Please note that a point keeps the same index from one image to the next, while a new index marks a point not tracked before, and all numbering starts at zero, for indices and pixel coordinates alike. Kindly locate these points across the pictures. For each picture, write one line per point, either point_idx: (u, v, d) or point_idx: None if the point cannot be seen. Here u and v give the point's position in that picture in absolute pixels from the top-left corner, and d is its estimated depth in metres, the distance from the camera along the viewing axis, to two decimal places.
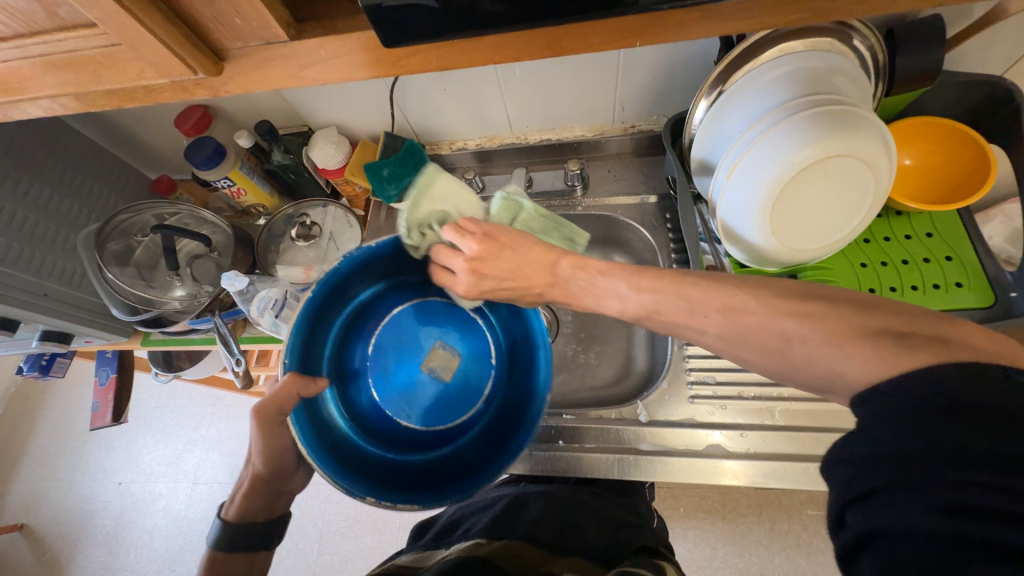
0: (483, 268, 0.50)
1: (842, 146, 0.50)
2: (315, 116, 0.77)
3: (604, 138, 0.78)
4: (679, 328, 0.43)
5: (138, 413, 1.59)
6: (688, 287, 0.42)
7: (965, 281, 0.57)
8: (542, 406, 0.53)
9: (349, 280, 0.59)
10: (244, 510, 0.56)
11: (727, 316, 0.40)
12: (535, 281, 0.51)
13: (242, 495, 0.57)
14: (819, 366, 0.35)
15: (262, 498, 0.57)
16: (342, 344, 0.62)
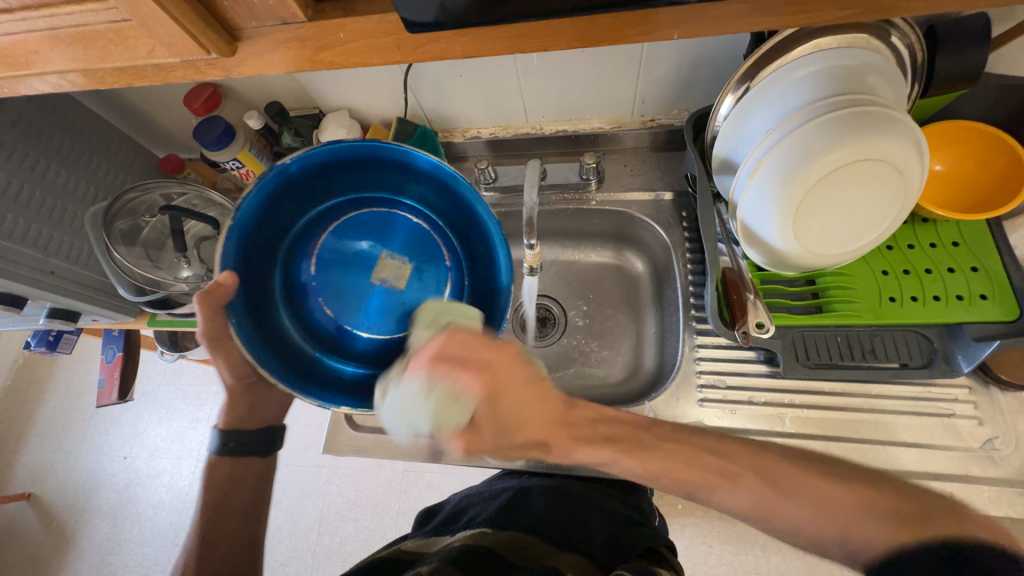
0: (503, 392, 0.50)
1: (870, 149, 0.48)
2: (326, 98, 0.75)
3: (621, 131, 0.76)
4: (711, 489, 0.47)
5: (143, 389, 1.60)
6: (706, 456, 0.48)
7: (990, 293, 0.55)
8: (508, 300, 0.57)
9: (280, 198, 0.55)
10: (233, 419, 0.62)
11: (760, 478, 0.45)
12: (545, 409, 0.53)
13: (228, 405, 0.62)
14: (857, 542, 0.40)
15: (246, 404, 0.63)
16: (287, 262, 0.60)
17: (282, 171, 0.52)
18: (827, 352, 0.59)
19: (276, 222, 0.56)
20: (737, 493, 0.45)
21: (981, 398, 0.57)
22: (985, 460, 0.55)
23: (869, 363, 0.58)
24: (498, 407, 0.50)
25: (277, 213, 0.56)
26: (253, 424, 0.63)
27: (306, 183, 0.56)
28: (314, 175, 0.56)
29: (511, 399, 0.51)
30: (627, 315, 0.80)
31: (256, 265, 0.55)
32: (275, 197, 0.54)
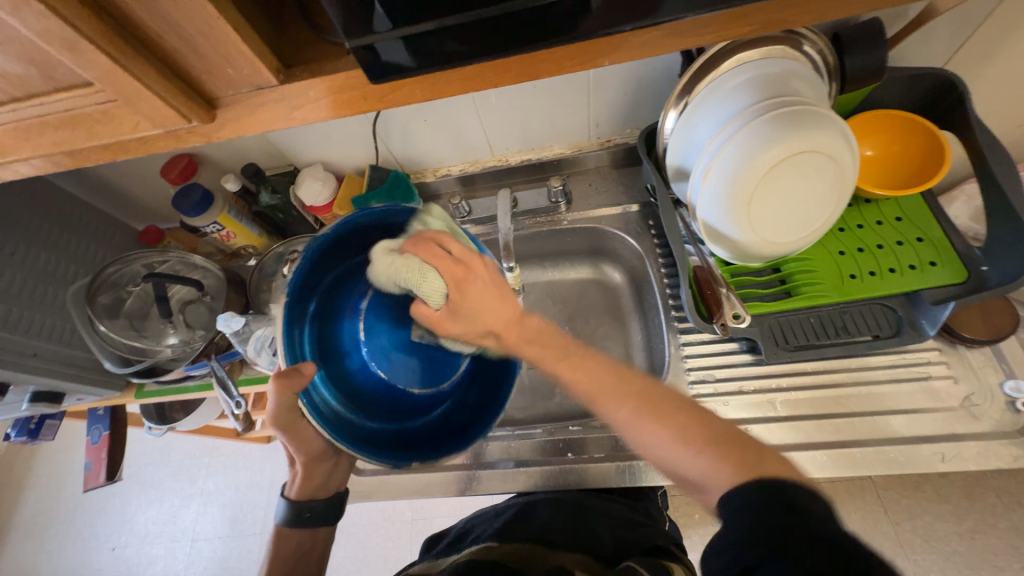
0: (467, 283, 0.49)
1: (805, 143, 0.53)
2: (300, 154, 0.79)
3: (581, 153, 0.81)
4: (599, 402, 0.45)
5: (130, 471, 1.53)
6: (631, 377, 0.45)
7: (937, 259, 0.60)
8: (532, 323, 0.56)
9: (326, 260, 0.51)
10: (304, 491, 0.62)
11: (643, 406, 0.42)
12: (500, 318, 0.51)
13: (301, 477, 0.61)
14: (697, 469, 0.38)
15: (322, 476, 0.63)
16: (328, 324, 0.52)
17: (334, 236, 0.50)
18: (803, 334, 0.62)
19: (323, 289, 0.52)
20: (619, 409, 0.43)
21: (953, 359, 0.60)
22: (967, 417, 0.57)
23: (843, 340, 0.61)
24: (466, 293, 0.49)
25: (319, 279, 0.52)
26: (326, 487, 0.63)
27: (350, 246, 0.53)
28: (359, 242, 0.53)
29: (474, 310, 0.49)
30: (613, 326, 0.83)
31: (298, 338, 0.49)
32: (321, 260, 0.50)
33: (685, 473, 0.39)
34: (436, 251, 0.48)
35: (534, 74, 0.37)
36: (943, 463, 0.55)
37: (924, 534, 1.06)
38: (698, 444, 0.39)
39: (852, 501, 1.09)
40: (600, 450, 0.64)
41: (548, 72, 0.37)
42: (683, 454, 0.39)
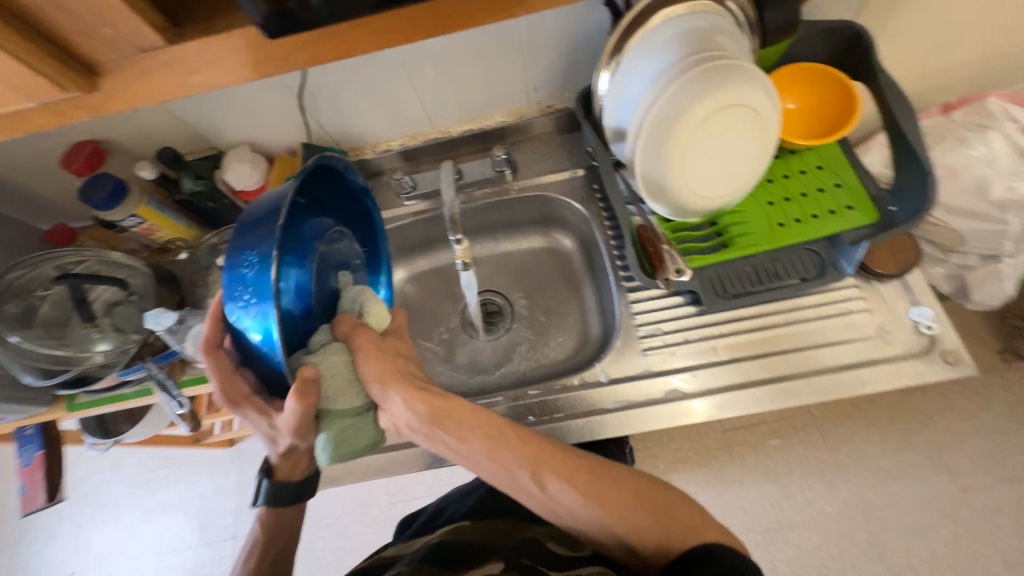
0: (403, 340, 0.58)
1: (729, 96, 0.55)
2: (224, 135, 0.74)
3: (523, 120, 0.81)
4: (546, 472, 0.52)
5: (79, 492, 1.45)
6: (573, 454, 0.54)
7: (853, 203, 0.65)
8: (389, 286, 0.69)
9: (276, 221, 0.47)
10: (282, 475, 0.63)
11: (593, 477, 0.53)
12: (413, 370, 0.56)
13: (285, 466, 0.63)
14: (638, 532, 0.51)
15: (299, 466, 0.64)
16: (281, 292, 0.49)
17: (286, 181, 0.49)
18: (738, 282, 0.66)
19: (249, 231, 0.48)
20: (571, 482, 0.52)
21: (869, 293, 0.65)
22: (881, 343, 0.63)
23: (775, 284, 0.66)
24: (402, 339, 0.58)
25: (251, 221, 0.48)
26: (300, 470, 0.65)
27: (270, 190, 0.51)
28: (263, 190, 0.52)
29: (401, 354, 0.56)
30: (567, 291, 0.84)
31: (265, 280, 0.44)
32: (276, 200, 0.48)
33: (617, 529, 0.51)
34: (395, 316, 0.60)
35: (449, 24, 0.35)
36: (862, 387, 0.61)
37: (855, 456, 1.19)
38: (631, 508, 0.51)
39: (797, 437, 1.22)
40: (558, 411, 0.66)
41: (464, 22, 0.35)
42: (621, 518, 0.51)
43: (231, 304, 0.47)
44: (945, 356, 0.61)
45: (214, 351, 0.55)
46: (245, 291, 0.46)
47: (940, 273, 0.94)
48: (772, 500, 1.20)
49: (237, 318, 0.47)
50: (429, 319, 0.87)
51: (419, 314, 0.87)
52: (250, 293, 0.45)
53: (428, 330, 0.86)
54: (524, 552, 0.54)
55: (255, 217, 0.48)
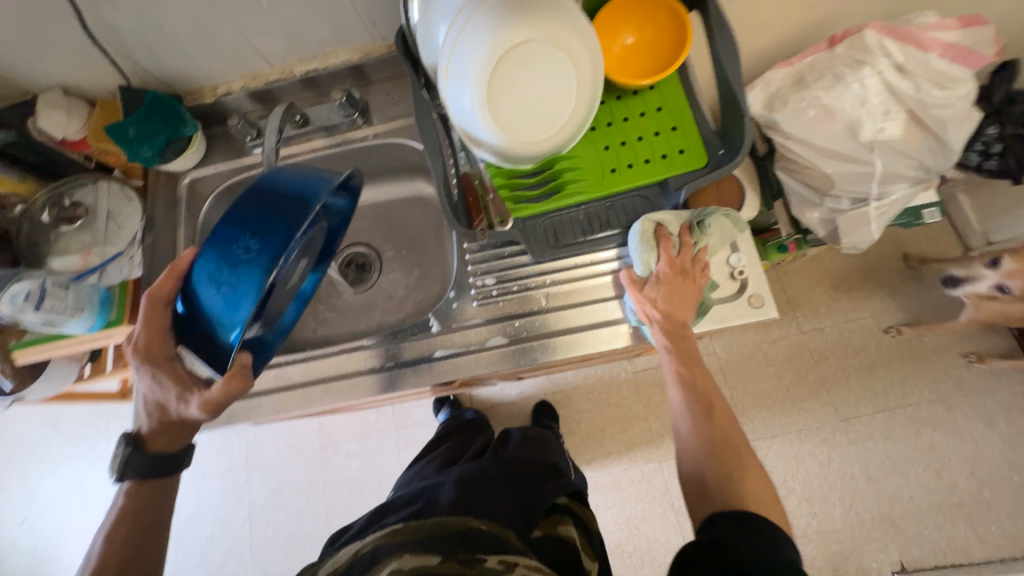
0: (683, 287, 0.61)
1: (527, 33, 0.53)
2: (29, 79, 0.68)
3: (370, 59, 0.75)
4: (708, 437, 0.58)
5: (25, 446, 1.59)
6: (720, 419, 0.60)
7: (686, 147, 0.64)
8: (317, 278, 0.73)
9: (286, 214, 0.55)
10: (160, 443, 0.70)
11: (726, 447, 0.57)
12: (680, 310, 0.61)
13: (168, 431, 0.70)
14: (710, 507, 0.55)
15: (176, 433, 0.71)
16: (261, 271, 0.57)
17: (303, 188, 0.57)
18: (568, 232, 0.66)
19: (253, 216, 0.56)
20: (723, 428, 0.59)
21: None
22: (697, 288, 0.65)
23: (602, 234, 0.66)
24: (683, 283, 0.62)
25: (271, 211, 0.55)
26: (178, 440, 0.71)
27: (284, 183, 0.58)
28: (276, 180, 0.58)
29: (676, 305, 0.61)
30: (433, 242, 0.84)
31: (248, 283, 0.54)
32: (283, 205, 0.56)
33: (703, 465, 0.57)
34: (678, 257, 0.61)
35: None
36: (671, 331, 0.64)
37: (751, 392, 1.37)
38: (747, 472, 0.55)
39: None
40: (392, 359, 0.71)
41: None
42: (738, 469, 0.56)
43: (211, 269, 0.56)
44: (752, 300, 0.62)
45: (160, 304, 0.63)
46: (229, 274, 0.55)
47: (814, 218, 0.94)
48: (669, 432, 1.38)
49: (210, 286, 0.56)
50: None
51: None
52: (231, 279, 0.55)
53: None
54: (463, 547, 0.58)
55: (279, 197, 0.56)
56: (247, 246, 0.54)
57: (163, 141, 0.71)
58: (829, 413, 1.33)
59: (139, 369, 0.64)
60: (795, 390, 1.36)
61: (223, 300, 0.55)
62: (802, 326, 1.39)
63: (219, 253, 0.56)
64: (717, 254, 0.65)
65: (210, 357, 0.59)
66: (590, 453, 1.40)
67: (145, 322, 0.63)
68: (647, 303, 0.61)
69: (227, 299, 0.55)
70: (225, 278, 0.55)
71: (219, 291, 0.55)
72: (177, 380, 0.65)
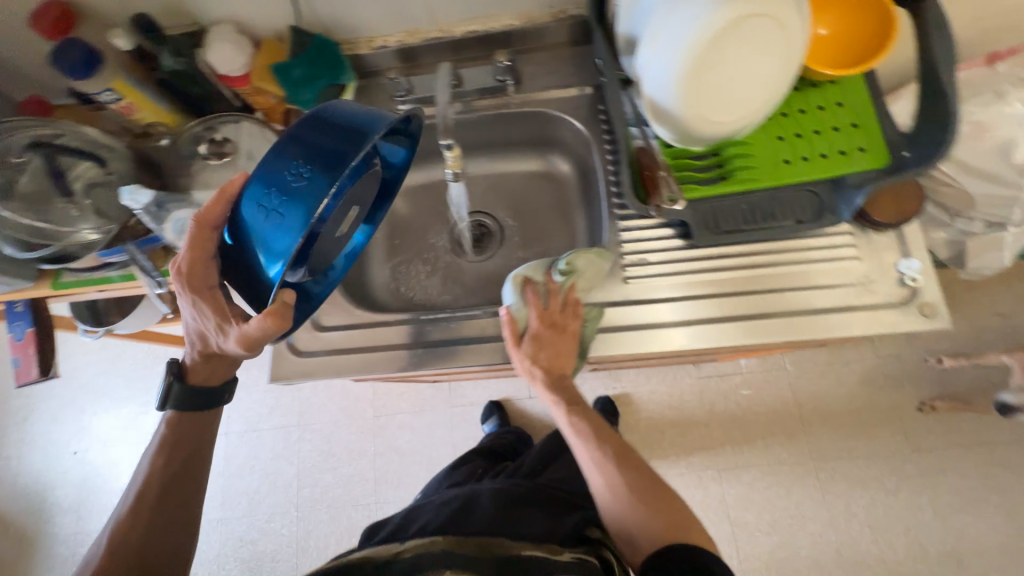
0: (560, 331, 0.65)
1: (755, 5, 0.50)
2: (204, 10, 0.68)
3: (532, 26, 0.74)
4: (625, 471, 0.62)
5: (81, 381, 1.62)
6: (631, 454, 0.64)
7: (866, 146, 0.62)
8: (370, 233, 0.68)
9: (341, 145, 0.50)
10: (199, 375, 0.65)
11: (637, 483, 0.61)
12: (560, 360, 0.64)
13: (205, 365, 0.65)
14: (639, 539, 0.58)
15: (214, 367, 0.65)
16: None
17: (364, 120, 0.52)
18: (732, 219, 0.64)
19: (311, 144, 0.52)
20: (632, 469, 0.63)
21: (861, 241, 0.65)
22: (864, 291, 0.63)
23: (769, 225, 0.64)
24: (560, 328, 0.65)
25: (326, 140, 0.51)
26: (216, 375, 0.66)
27: (340, 116, 0.53)
28: (335, 111, 0.54)
29: (553, 354, 0.64)
30: (559, 219, 0.83)
31: (298, 211, 0.49)
32: (343, 136, 0.51)
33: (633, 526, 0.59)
34: (552, 302, 0.64)
35: None
36: (834, 330, 0.63)
37: (820, 411, 1.35)
38: (656, 503, 0.59)
39: (765, 387, 1.38)
40: None
41: None
42: (655, 511, 0.59)
43: (260, 195, 0.52)
44: (922, 308, 0.62)
45: (205, 229, 0.55)
46: (280, 201, 0.51)
47: (940, 238, 0.92)
48: (733, 443, 1.35)
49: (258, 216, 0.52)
50: (418, 238, 0.86)
51: (411, 227, 0.87)
52: (280, 206, 0.50)
53: (417, 249, 0.85)
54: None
55: (336, 127, 0.52)
56: (301, 173, 0.50)
57: (322, 86, 0.71)
58: (900, 441, 1.30)
59: (179, 297, 0.57)
60: (866, 414, 1.33)
61: (269, 228, 0.51)
62: (879, 350, 1.36)
63: (271, 179, 0.52)
64: (884, 258, 0.64)
65: (256, 292, 0.54)
66: (650, 456, 1.37)
67: (188, 246, 0.55)
68: (533, 355, 0.64)
69: (277, 228, 0.51)
70: (274, 205, 0.51)
71: (264, 219, 0.51)
72: (216, 313, 0.57)
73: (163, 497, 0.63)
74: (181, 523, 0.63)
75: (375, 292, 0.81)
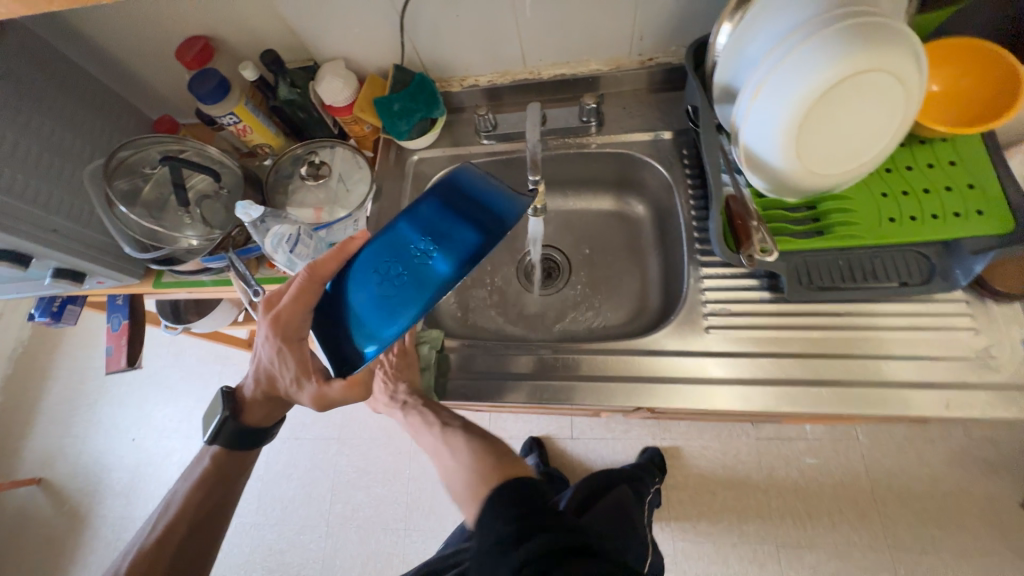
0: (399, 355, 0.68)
1: (873, 62, 0.49)
2: (321, 48, 0.76)
3: (619, 72, 0.76)
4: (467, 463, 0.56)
5: (149, 371, 1.73)
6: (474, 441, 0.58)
7: (985, 209, 0.57)
8: None
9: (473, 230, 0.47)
10: (254, 415, 0.67)
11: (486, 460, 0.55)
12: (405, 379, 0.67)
13: (262, 403, 0.67)
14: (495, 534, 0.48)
15: (269, 408, 0.67)
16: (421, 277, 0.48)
17: (498, 202, 0.49)
18: (827, 275, 0.61)
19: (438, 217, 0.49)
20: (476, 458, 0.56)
21: (979, 312, 0.59)
22: (983, 367, 0.57)
23: (869, 285, 0.60)
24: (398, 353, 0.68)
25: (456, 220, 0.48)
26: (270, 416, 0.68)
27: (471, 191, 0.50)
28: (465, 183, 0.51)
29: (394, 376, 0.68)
30: (630, 260, 0.82)
31: (416, 293, 0.47)
32: (475, 217, 0.48)
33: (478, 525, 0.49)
34: None
35: None
36: (947, 410, 0.56)
37: (899, 493, 1.20)
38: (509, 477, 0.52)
39: (833, 457, 1.26)
40: (599, 369, 0.66)
41: None
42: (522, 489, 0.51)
43: (379, 263, 0.49)
44: None
45: (314, 279, 0.54)
46: (395, 274, 0.48)
47: None
48: (794, 516, 1.23)
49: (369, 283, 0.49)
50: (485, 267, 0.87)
51: None
52: (396, 282, 0.47)
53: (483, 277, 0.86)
54: None
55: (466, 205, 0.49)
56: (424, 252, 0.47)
57: (417, 119, 0.75)
58: (999, 541, 1.13)
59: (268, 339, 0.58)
60: (954, 502, 1.17)
61: (378, 301, 0.48)
62: (971, 431, 1.21)
63: (393, 249, 0.49)
64: (1008, 333, 0.58)
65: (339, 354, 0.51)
66: (698, 519, 1.27)
67: (294, 293, 0.55)
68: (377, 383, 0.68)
69: (384, 300, 0.48)
70: (391, 278, 0.48)
71: (377, 291, 0.48)
72: (299, 363, 0.60)
73: (192, 533, 0.62)
74: (198, 566, 0.61)
75: (442, 314, 0.82)
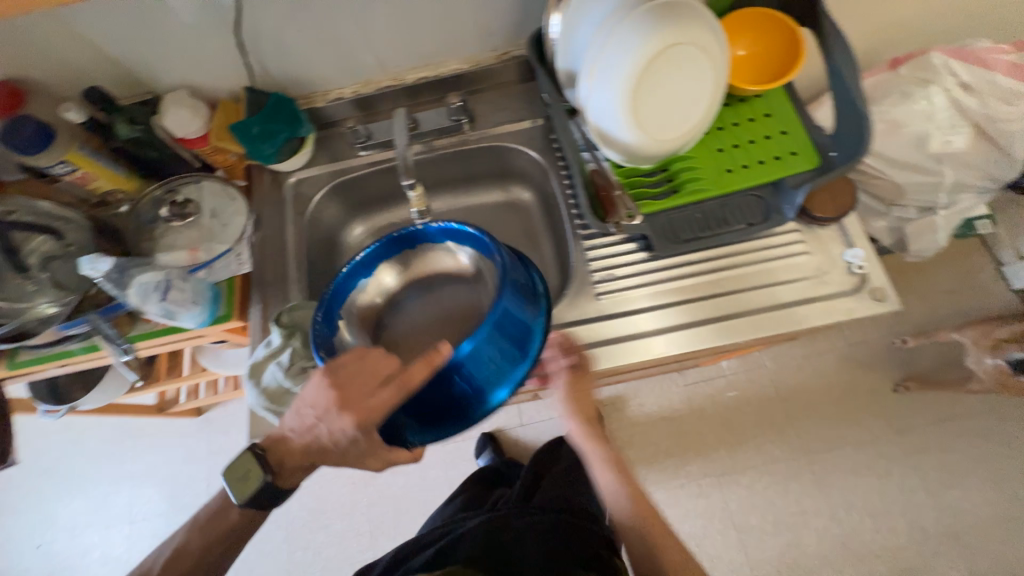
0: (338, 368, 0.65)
1: (676, 37, 0.56)
2: (159, 78, 0.70)
3: (480, 68, 0.79)
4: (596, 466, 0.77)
5: (41, 467, 1.50)
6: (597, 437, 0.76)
7: (797, 149, 0.67)
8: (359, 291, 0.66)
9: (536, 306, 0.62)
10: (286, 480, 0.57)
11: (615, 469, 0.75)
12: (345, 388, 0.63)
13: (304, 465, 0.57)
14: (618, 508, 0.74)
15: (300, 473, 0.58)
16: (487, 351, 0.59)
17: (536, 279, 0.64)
18: (687, 228, 0.68)
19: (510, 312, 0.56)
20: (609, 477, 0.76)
21: (809, 237, 0.69)
22: (818, 282, 0.67)
23: (723, 230, 0.68)
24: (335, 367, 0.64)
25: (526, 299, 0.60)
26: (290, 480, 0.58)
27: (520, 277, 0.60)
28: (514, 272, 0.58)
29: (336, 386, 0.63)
30: (527, 245, 0.86)
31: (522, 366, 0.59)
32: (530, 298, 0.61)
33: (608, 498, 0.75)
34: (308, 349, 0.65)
35: None
36: (799, 324, 0.66)
37: (804, 404, 1.38)
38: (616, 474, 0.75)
39: (749, 386, 1.40)
40: None
41: None
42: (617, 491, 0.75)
43: (491, 353, 0.56)
44: (873, 292, 0.66)
45: (428, 362, 0.50)
46: (494, 361, 0.56)
47: (881, 226, 0.99)
48: (727, 446, 1.36)
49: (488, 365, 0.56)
50: None
51: None
52: (494, 367, 0.56)
53: None
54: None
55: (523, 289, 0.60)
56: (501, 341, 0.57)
57: (282, 140, 0.72)
58: (883, 424, 1.34)
59: (354, 429, 0.50)
60: (846, 401, 1.37)
61: (490, 377, 0.57)
62: (848, 338, 1.41)
63: (496, 339, 0.55)
64: (831, 249, 0.69)
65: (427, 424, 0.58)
66: (647, 471, 1.37)
67: (389, 390, 0.50)
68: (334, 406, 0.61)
69: (491, 377, 0.57)
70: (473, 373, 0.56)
71: (490, 370, 0.56)
72: (369, 443, 0.53)
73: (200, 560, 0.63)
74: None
75: None
